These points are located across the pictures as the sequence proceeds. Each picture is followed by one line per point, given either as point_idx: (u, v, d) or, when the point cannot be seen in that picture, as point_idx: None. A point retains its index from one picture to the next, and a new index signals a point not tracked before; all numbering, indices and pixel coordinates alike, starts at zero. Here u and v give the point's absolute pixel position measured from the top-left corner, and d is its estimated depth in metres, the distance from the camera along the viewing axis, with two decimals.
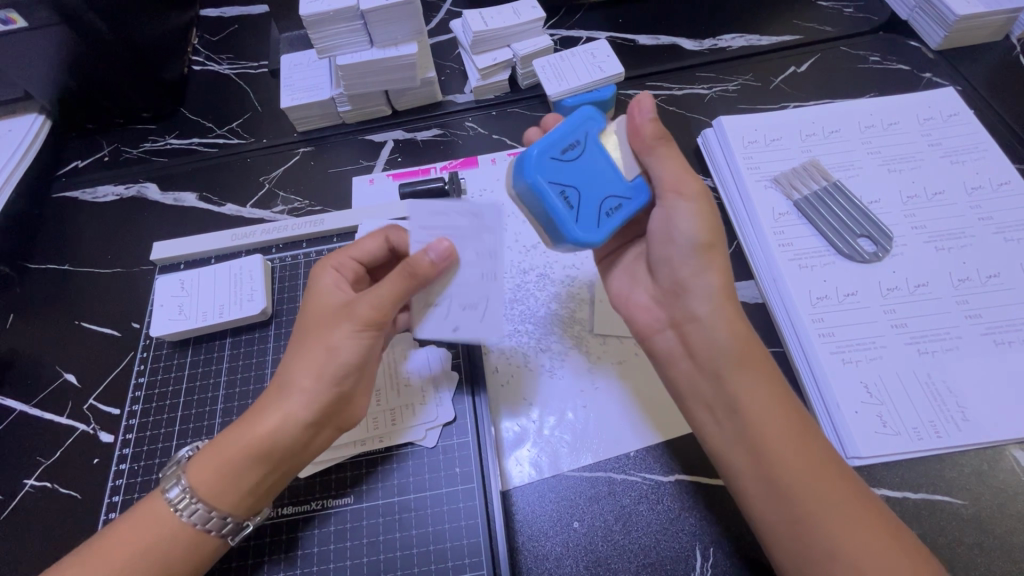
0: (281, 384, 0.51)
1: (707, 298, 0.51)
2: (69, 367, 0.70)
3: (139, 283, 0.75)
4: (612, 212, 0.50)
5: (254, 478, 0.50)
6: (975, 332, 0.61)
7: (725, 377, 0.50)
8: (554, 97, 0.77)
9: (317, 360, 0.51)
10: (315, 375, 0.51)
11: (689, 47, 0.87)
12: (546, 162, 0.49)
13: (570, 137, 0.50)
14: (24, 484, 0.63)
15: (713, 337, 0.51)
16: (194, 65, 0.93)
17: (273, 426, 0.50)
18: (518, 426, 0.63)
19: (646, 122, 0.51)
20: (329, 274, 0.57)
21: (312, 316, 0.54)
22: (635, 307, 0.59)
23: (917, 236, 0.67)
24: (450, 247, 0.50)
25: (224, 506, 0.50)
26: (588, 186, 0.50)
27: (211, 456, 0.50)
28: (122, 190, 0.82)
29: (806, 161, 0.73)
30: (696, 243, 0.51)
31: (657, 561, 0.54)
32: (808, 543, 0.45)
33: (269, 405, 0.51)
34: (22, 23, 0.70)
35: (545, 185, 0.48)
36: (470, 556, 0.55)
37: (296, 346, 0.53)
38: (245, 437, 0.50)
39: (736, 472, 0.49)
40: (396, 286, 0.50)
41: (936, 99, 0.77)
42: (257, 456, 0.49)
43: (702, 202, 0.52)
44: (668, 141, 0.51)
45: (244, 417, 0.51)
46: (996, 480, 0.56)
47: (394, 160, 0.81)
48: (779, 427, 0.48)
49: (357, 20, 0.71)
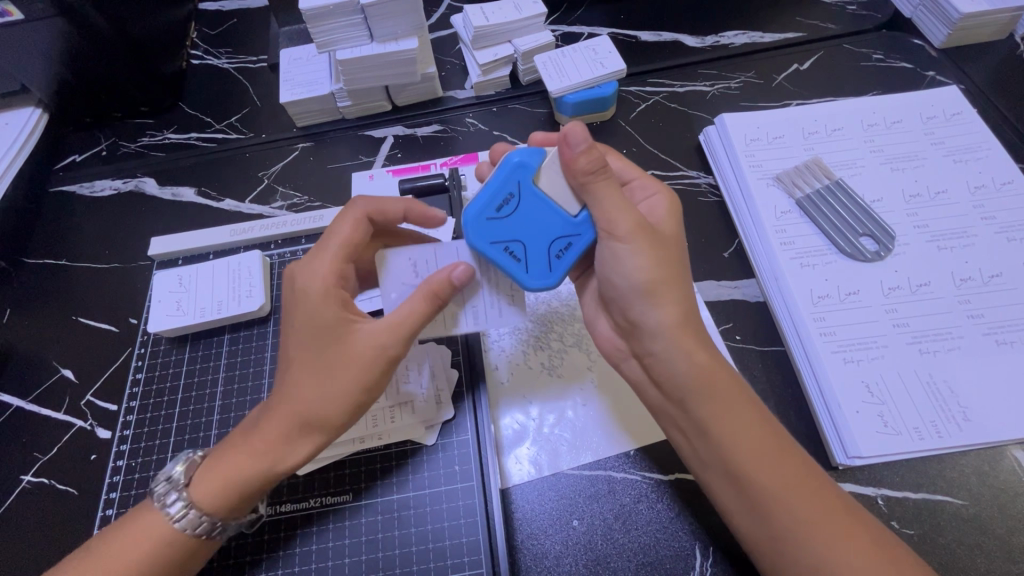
0: (296, 414, 0.49)
1: (661, 335, 0.50)
2: (66, 362, 0.69)
3: (137, 277, 0.75)
4: (560, 255, 0.52)
5: (263, 493, 0.51)
6: (977, 332, 0.61)
7: (692, 407, 0.49)
8: (555, 93, 0.76)
9: (346, 400, 0.50)
10: (343, 413, 0.50)
11: (690, 44, 0.87)
12: (482, 225, 0.51)
13: (503, 192, 0.51)
14: (21, 480, 0.62)
15: (674, 369, 0.50)
16: (192, 59, 0.92)
17: (300, 459, 0.50)
18: (518, 424, 0.62)
19: (579, 154, 0.48)
20: (320, 269, 0.52)
21: (320, 340, 0.50)
22: (600, 335, 0.60)
23: (919, 235, 0.67)
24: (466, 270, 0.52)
25: (230, 515, 0.50)
26: (531, 235, 0.51)
27: (221, 482, 0.49)
28: (120, 184, 0.81)
29: (809, 159, 0.72)
30: (638, 285, 0.50)
31: (657, 560, 0.54)
32: (786, 557, 0.45)
33: (284, 436, 0.49)
34: (19, 15, 0.69)
35: (487, 246, 0.51)
36: (470, 555, 0.55)
37: (308, 373, 0.50)
38: (268, 469, 0.49)
39: (717, 493, 0.49)
40: (418, 309, 0.50)
41: (940, 98, 0.77)
42: (280, 480, 0.51)
43: (641, 240, 0.50)
44: (602, 173, 0.49)
45: (252, 443, 0.50)
46: (996, 479, 0.56)
47: (393, 156, 0.81)
48: (752, 455, 0.47)
49: (357, 15, 0.70)
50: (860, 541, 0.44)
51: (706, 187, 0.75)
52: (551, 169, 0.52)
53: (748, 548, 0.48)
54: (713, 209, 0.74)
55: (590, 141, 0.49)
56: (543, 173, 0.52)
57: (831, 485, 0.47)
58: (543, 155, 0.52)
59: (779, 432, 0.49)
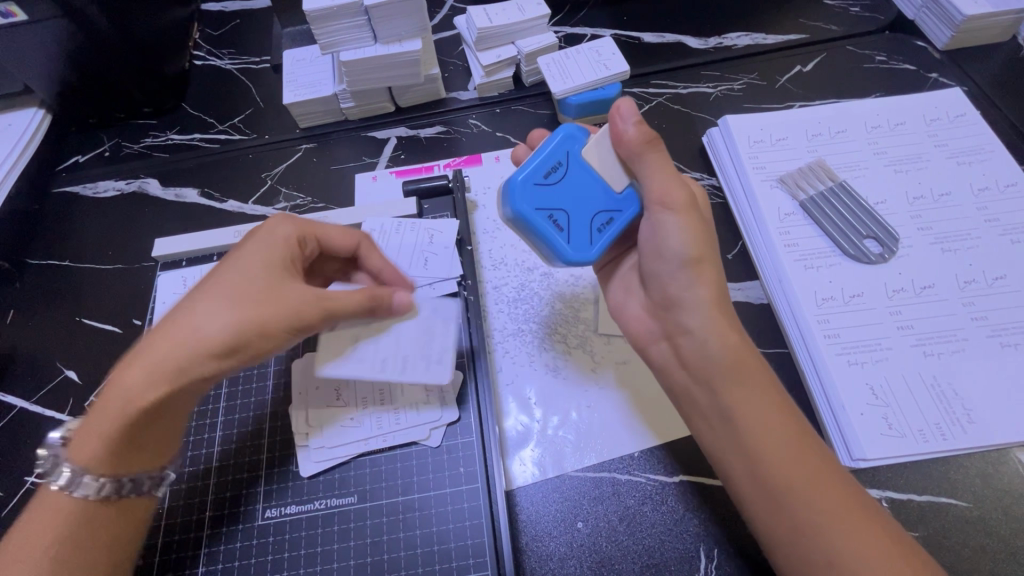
0: (174, 342, 0.47)
1: (700, 312, 0.50)
2: (70, 364, 0.69)
3: (141, 279, 0.75)
4: (601, 229, 0.53)
5: (111, 432, 0.48)
6: (981, 334, 0.61)
7: (721, 391, 0.49)
8: (559, 94, 0.76)
9: (201, 331, 0.48)
10: (193, 349, 0.47)
11: (694, 45, 0.87)
12: (529, 190, 0.53)
13: (552, 160, 0.53)
14: (25, 481, 0.62)
15: (707, 350, 0.50)
16: (195, 60, 0.92)
17: (138, 391, 0.47)
18: (522, 425, 0.62)
19: (631, 129, 0.51)
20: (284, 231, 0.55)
21: (232, 278, 0.50)
22: (629, 316, 0.60)
23: (923, 237, 0.67)
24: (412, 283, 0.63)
25: (91, 452, 0.48)
26: (575, 205, 0.53)
27: (99, 415, 0.48)
28: (124, 185, 0.82)
29: (813, 161, 0.72)
30: (685, 257, 0.51)
31: (663, 562, 0.54)
32: (805, 546, 0.45)
33: (151, 366, 0.47)
34: (22, 16, 0.69)
35: (531, 212, 0.52)
36: (474, 557, 0.55)
37: (197, 299, 0.50)
38: (122, 394, 0.47)
39: (737, 485, 0.49)
40: (354, 302, 0.52)
41: (943, 100, 0.77)
42: (124, 417, 0.48)
43: (691, 215, 0.51)
44: (657, 145, 0.51)
45: (124, 370, 0.48)
46: (1001, 482, 0.56)
47: (397, 158, 0.81)
48: (775, 442, 0.47)
49: (361, 16, 0.70)
50: (877, 535, 0.44)
51: (710, 188, 0.75)
52: (600, 143, 0.54)
53: (763, 541, 0.48)
54: (717, 211, 0.74)
55: (639, 116, 0.51)
56: (592, 146, 0.54)
57: (850, 481, 0.47)
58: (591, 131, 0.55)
59: (797, 423, 0.48)
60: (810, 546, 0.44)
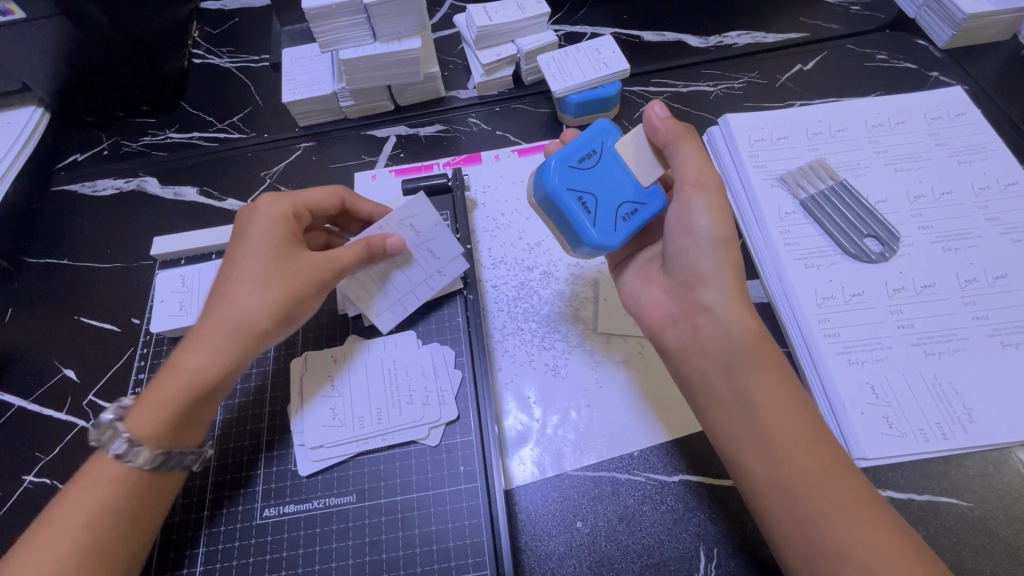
0: (228, 320, 0.53)
1: (725, 290, 0.52)
2: (68, 362, 0.69)
3: (140, 278, 0.75)
4: (625, 218, 0.54)
5: (187, 414, 0.52)
6: (982, 333, 0.61)
7: (738, 373, 0.50)
8: (558, 93, 0.76)
9: (258, 303, 0.54)
10: (254, 319, 0.54)
11: (694, 44, 0.87)
12: (563, 170, 0.54)
13: (588, 146, 0.55)
14: (23, 480, 0.62)
15: (727, 330, 0.52)
16: (194, 59, 0.92)
17: (207, 365, 0.52)
18: (521, 425, 0.62)
19: (666, 119, 0.54)
20: (281, 207, 0.59)
21: (258, 256, 0.55)
22: (645, 302, 0.59)
23: (923, 236, 0.67)
24: (400, 241, 0.62)
25: (160, 435, 0.50)
26: (604, 192, 0.54)
27: (154, 398, 0.51)
28: (122, 184, 0.81)
29: (813, 160, 0.72)
30: (713, 237, 0.53)
31: (662, 561, 0.54)
32: (812, 533, 0.44)
33: (213, 345, 0.52)
34: (20, 14, 0.69)
35: (563, 191, 0.53)
36: (473, 556, 0.54)
37: (238, 283, 0.54)
38: (188, 374, 0.52)
39: (746, 473, 0.48)
40: (352, 253, 0.59)
41: (944, 99, 0.77)
42: (194, 391, 0.52)
43: (720, 198, 0.54)
44: (692, 134, 0.54)
45: (182, 357, 0.52)
46: (1001, 481, 0.56)
47: (396, 156, 0.81)
48: (790, 425, 0.48)
49: (360, 14, 0.70)
50: (885, 528, 0.44)
51: None
52: (636, 136, 0.56)
53: (769, 532, 0.47)
54: None
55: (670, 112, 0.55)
56: (628, 139, 0.56)
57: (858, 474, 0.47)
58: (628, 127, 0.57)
59: (813, 409, 0.49)
60: (820, 534, 0.44)
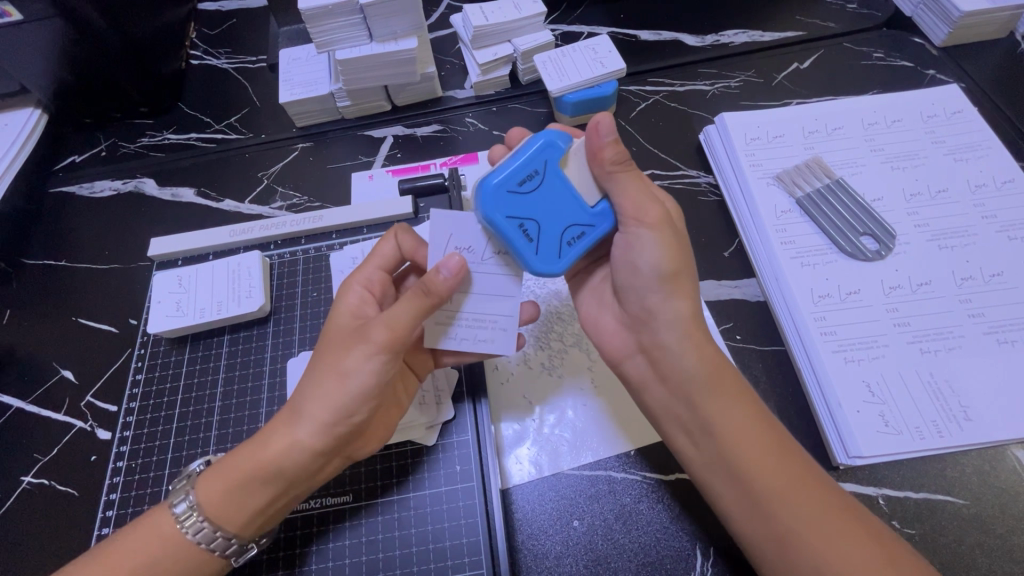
0: (294, 408, 0.50)
1: (675, 327, 0.51)
2: (66, 363, 0.69)
3: (138, 279, 0.75)
4: (571, 242, 0.52)
5: (259, 503, 0.50)
6: (979, 331, 0.61)
7: (699, 406, 0.50)
8: (555, 93, 0.76)
9: (330, 389, 0.50)
10: (324, 407, 0.49)
11: (690, 42, 0.87)
12: (503, 196, 0.50)
13: (528, 167, 0.50)
14: (21, 481, 0.62)
15: (683, 363, 0.51)
16: (192, 60, 0.92)
17: (280, 455, 0.49)
18: (518, 425, 0.62)
19: (607, 144, 0.50)
20: (356, 292, 0.55)
21: (337, 338, 0.52)
22: (603, 331, 0.59)
23: (919, 234, 0.67)
24: (461, 261, 0.49)
25: (231, 526, 0.49)
26: (547, 217, 0.51)
27: (220, 474, 0.50)
28: (119, 185, 0.81)
29: (809, 158, 0.72)
30: (660, 272, 0.51)
31: (658, 560, 0.54)
32: (791, 554, 0.45)
33: (283, 436, 0.49)
34: (18, 16, 0.69)
35: (503, 219, 0.50)
36: (470, 556, 0.55)
37: (316, 369, 0.52)
38: (257, 460, 0.49)
39: (718, 498, 0.49)
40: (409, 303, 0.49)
41: (940, 97, 0.77)
42: (264, 481, 0.49)
43: (666, 231, 0.51)
44: (628, 165, 0.51)
45: (262, 444, 0.50)
46: (997, 479, 0.56)
47: (394, 157, 0.81)
48: (755, 454, 0.47)
49: (356, 15, 0.70)
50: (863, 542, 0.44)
51: (706, 186, 0.75)
52: (576, 155, 0.52)
53: (748, 552, 0.48)
54: (714, 209, 0.74)
55: (617, 131, 0.50)
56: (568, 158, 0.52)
57: (834, 489, 0.47)
58: (571, 141, 0.52)
59: (779, 431, 0.49)
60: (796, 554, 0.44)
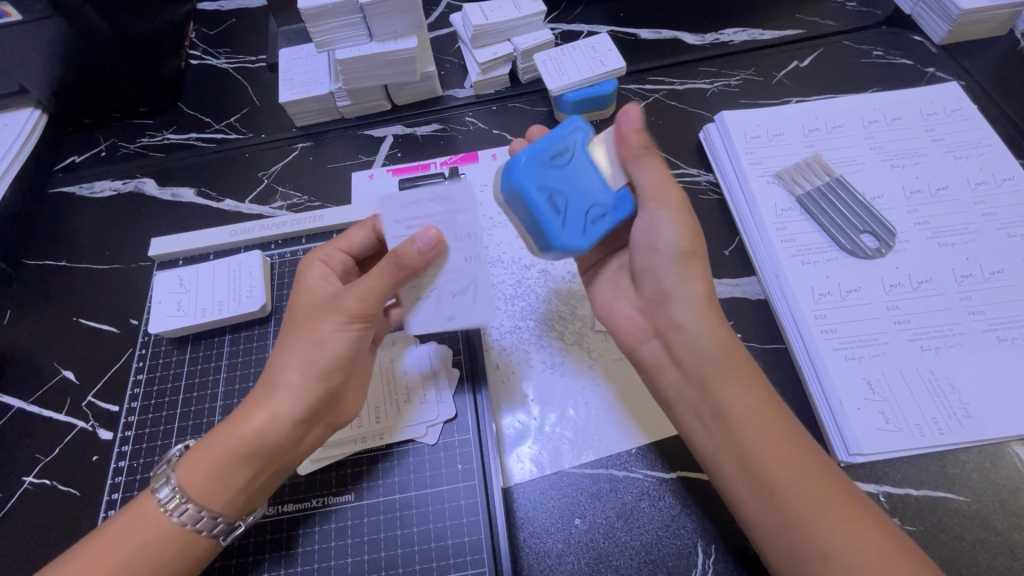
0: (270, 381, 0.51)
1: (689, 306, 0.52)
2: (67, 364, 0.69)
3: (137, 279, 0.75)
4: (595, 221, 0.51)
5: (244, 478, 0.50)
6: (979, 328, 0.61)
7: (710, 385, 0.50)
8: (555, 91, 0.76)
9: (306, 357, 0.51)
10: (303, 374, 0.50)
11: (690, 41, 0.87)
12: (534, 168, 0.50)
13: (559, 146, 0.52)
14: (23, 481, 0.62)
15: (698, 345, 0.51)
16: (191, 60, 0.92)
17: (263, 427, 0.49)
18: (520, 423, 0.62)
19: (633, 131, 0.52)
20: (316, 268, 0.57)
21: (303, 312, 0.54)
22: (618, 316, 0.60)
23: (920, 232, 0.67)
24: (437, 235, 0.49)
25: (214, 504, 0.49)
26: (574, 195, 0.51)
27: (200, 455, 0.49)
28: (119, 185, 0.81)
29: (809, 156, 0.72)
30: (676, 251, 0.52)
31: (660, 558, 0.54)
32: (797, 537, 0.45)
33: (266, 409, 0.50)
34: (16, 16, 0.69)
35: (534, 189, 0.49)
36: (471, 554, 0.55)
37: (290, 342, 0.52)
38: (235, 435, 0.49)
39: (728, 479, 0.49)
40: (384, 274, 0.50)
41: (940, 94, 0.77)
42: (246, 455, 0.49)
43: (683, 212, 0.52)
44: (653, 150, 0.53)
45: (241, 419, 0.50)
46: (998, 476, 0.56)
47: (394, 156, 0.81)
48: (763, 439, 0.47)
49: (356, 14, 0.70)
50: (870, 531, 0.44)
51: (707, 184, 0.75)
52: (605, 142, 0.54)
53: (754, 536, 0.48)
54: (714, 208, 0.74)
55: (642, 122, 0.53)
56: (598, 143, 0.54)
57: (842, 482, 0.47)
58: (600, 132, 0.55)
59: (791, 421, 0.49)
60: (802, 538, 0.44)
